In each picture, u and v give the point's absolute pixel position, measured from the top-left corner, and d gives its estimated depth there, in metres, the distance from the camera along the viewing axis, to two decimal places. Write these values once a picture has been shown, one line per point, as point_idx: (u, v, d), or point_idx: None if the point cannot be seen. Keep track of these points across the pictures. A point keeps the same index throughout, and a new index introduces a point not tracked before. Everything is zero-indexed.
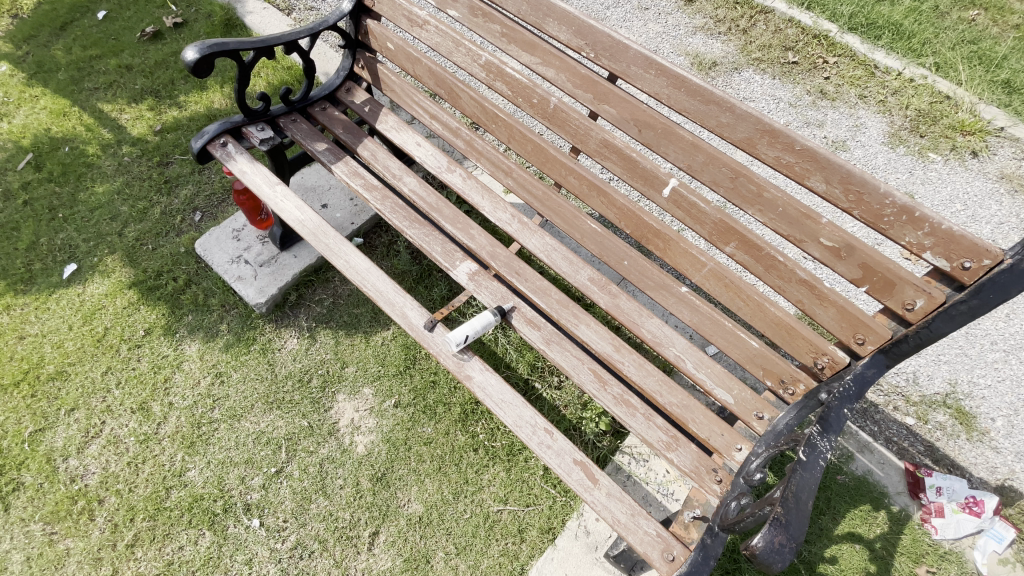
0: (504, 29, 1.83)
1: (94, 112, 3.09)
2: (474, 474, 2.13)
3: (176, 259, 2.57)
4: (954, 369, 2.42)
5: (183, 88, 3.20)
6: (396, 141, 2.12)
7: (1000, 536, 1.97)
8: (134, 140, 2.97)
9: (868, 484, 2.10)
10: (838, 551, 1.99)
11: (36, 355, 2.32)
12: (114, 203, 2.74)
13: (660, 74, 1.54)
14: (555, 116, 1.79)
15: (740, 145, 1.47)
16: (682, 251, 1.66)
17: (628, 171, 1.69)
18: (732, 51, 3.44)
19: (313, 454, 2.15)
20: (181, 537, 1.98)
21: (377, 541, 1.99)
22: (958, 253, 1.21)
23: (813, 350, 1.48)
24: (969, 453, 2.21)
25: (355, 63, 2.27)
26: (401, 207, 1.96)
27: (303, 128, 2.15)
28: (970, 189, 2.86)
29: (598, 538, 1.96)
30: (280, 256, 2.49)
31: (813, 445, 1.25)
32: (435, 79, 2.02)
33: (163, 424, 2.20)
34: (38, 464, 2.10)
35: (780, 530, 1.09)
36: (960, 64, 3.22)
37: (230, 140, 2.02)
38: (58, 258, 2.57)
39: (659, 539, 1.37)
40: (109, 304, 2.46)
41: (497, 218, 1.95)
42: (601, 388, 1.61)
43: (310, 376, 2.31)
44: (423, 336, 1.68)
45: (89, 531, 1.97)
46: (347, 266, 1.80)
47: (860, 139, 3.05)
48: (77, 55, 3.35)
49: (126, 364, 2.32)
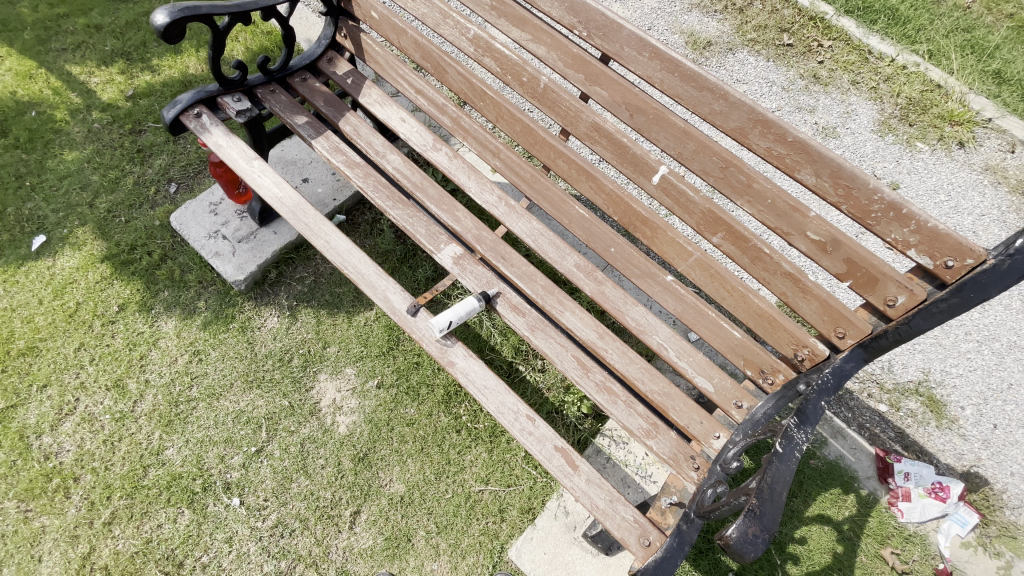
0: (494, 2, 1.76)
1: (62, 75, 2.94)
2: (456, 455, 2.14)
3: (151, 233, 2.49)
4: (928, 358, 2.47)
5: (156, 51, 3.05)
6: (380, 116, 2.05)
7: (964, 520, 2.07)
8: (105, 105, 2.84)
9: (839, 469, 2.16)
10: (807, 532, 2.06)
11: (5, 330, 2.25)
12: (84, 172, 2.63)
13: (654, 58, 1.50)
14: (545, 96, 1.74)
15: (732, 135, 1.45)
16: (669, 240, 1.64)
17: (617, 156, 1.66)
18: (727, 30, 3.37)
19: (294, 433, 2.14)
20: (160, 515, 1.97)
21: (358, 520, 2.01)
22: (942, 252, 1.21)
23: (794, 342, 1.49)
24: (938, 440, 2.28)
25: (337, 32, 2.17)
26: (384, 186, 1.91)
27: (282, 100, 2.07)
28: (955, 180, 2.89)
29: (576, 518, 1.99)
30: (259, 231, 2.43)
31: (790, 436, 1.27)
32: (421, 52, 1.94)
33: (139, 402, 2.16)
34: (11, 441, 2.06)
35: (754, 521, 1.10)
36: (953, 52, 3.20)
37: (205, 111, 1.94)
38: (26, 229, 2.48)
39: (637, 524, 1.39)
40: (81, 278, 2.38)
41: (483, 199, 1.91)
42: (584, 375, 1.61)
43: (291, 355, 2.28)
44: (405, 320, 1.66)
45: (64, 509, 1.96)
46: (328, 247, 1.76)
47: (850, 126, 3.04)
48: (43, 14, 3.16)
49: (100, 340, 2.26)
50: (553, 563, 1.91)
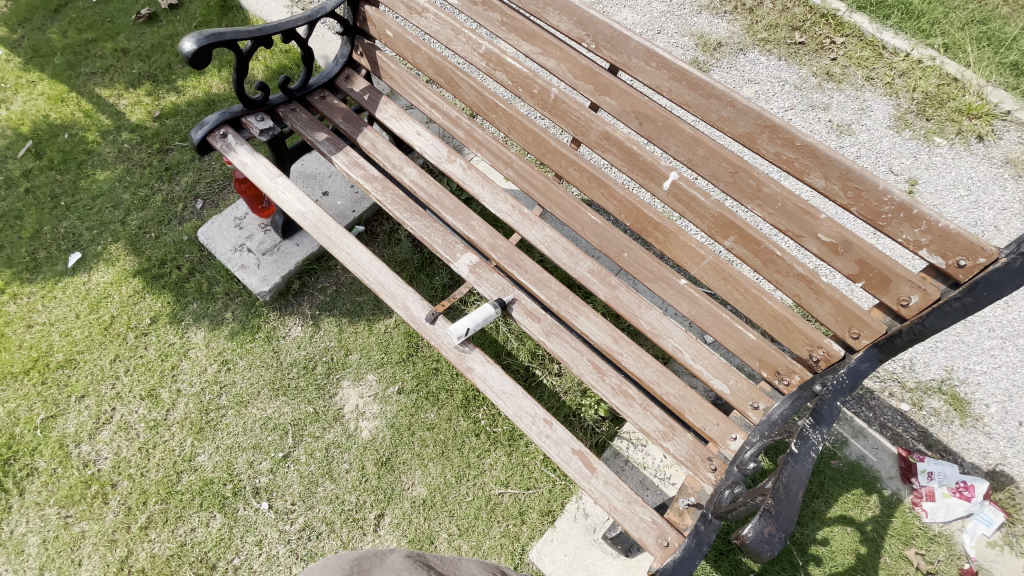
0: (504, 17, 1.80)
1: (92, 98, 3.07)
2: (476, 459, 2.18)
3: (179, 248, 2.59)
4: (950, 356, 2.43)
5: (180, 72, 3.16)
6: (396, 131, 2.11)
7: (989, 520, 2.04)
8: (133, 126, 2.96)
9: (861, 469, 2.15)
10: (829, 533, 2.06)
11: (44, 344, 2.37)
12: (115, 191, 2.75)
13: (662, 67, 1.53)
14: (555, 107, 1.78)
15: (740, 140, 1.47)
16: (681, 244, 1.67)
17: (628, 164, 1.69)
18: (738, 31, 3.37)
19: (318, 439, 2.21)
20: (193, 519, 2.05)
21: (383, 523, 2.06)
22: (954, 251, 1.22)
23: (809, 343, 1.49)
24: (962, 438, 2.25)
25: (354, 50, 2.24)
26: (402, 199, 1.97)
27: (302, 117, 2.14)
28: (975, 174, 2.85)
29: (596, 520, 2.01)
30: (282, 244, 2.51)
31: (806, 437, 1.29)
32: (434, 67, 2.00)
33: (172, 410, 2.25)
34: (52, 450, 2.16)
35: (770, 520, 1.12)
36: (969, 45, 3.16)
37: (230, 131, 2.03)
38: (62, 247, 2.60)
39: (654, 525, 1.41)
40: (114, 292, 2.49)
41: (497, 208, 1.96)
42: (600, 378, 1.64)
43: (315, 362, 2.35)
44: (425, 328, 1.71)
45: (103, 514, 2.05)
46: (349, 259, 1.82)
47: (865, 122, 3.02)
48: (73, 38, 3.31)
49: (134, 351, 2.36)
50: (573, 564, 1.94)
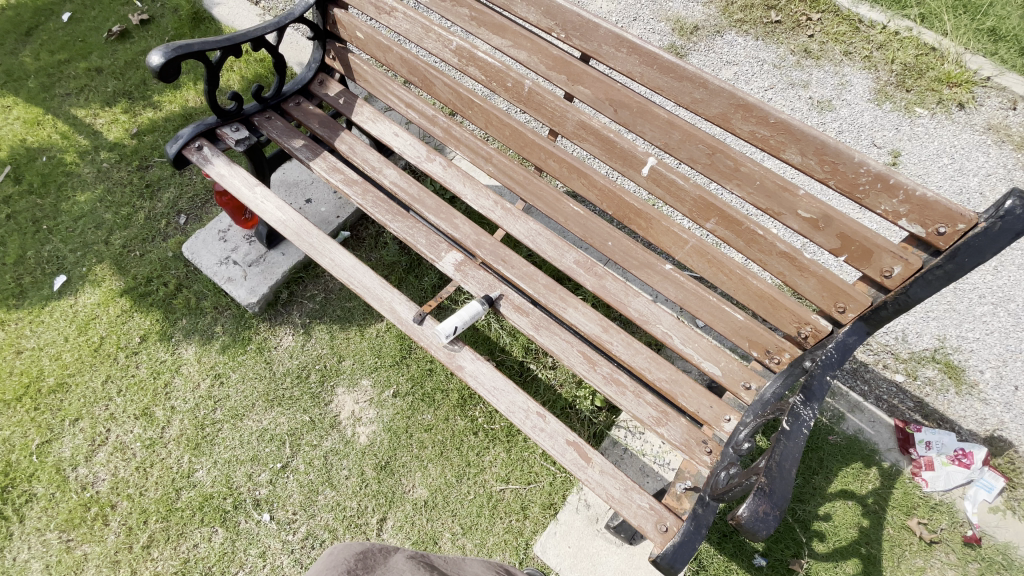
0: (473, 12, 1.79)
1: (69, 119, 3.05)
2: (475, 457, 2.18)
3: (165, 264, 2.58)
4: (942, 325, 2.43)
5: (156, 87, 3.14)
6: (374, 133, 2.10)
7: (990, 486, 2.05)
8: (111, 145, 2.94)
9: (858, 443, 2.16)
10: (831, 508, 2.06)
11: (36, 369, 2.35)
12: (97, 212, 2.73)
13: (632, 52, 1.52)
14: (531, 99, 1.77)
15: (715, 121, 1.46)
16: (664, 230, 1.66)
17: (606, 152, 1.68)
18: (713, 13, 3.36)
19: (316, 447, 2.20)
20: (195, 535, 2.05)
21: (385, 527, 2.06)
22: (933, 219, 1.21)
23: (796, 320, 1.49)
24: (958, 406, 2.26)
25: (326, 54, 2.22)
26: (383, 201, 1.95)
27: (279, 126, 2.13)
28: (958, 142, 2.85)
29: (598, 510, 2.02)
30: (268, 254, 2.49)
31: (797, 413, 1.28)
32: (407, 66, 1.98)
33: (167, 428, 2.24)
34: (49, 475, 2.15)
35: (764, 499, 1.11)
36: (946, 14, 3.16)
37: (206, 143, 2.01)
38: (47, 270, 2.58)
39: (653, 511, 1.41)
40: (102, 313, 2.47)
41: (480, 205, 1.95)
42: (591, 369, 1.64)
43: (309, 371, 2.34)
44: (413, 329, 1.70)
45: (104, 536, 2.04)
46: (333, 264, 1.81)
47: (846, 97, 3.02)
48: (45, 61, 3.28)
49: (125, 371, 2.35)
50: (578, 556, 1.94)
